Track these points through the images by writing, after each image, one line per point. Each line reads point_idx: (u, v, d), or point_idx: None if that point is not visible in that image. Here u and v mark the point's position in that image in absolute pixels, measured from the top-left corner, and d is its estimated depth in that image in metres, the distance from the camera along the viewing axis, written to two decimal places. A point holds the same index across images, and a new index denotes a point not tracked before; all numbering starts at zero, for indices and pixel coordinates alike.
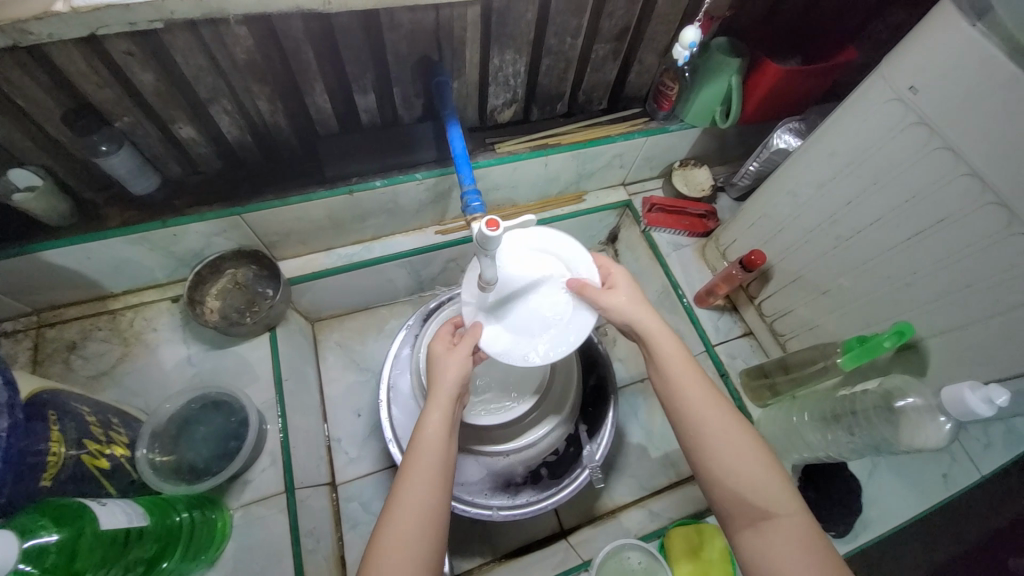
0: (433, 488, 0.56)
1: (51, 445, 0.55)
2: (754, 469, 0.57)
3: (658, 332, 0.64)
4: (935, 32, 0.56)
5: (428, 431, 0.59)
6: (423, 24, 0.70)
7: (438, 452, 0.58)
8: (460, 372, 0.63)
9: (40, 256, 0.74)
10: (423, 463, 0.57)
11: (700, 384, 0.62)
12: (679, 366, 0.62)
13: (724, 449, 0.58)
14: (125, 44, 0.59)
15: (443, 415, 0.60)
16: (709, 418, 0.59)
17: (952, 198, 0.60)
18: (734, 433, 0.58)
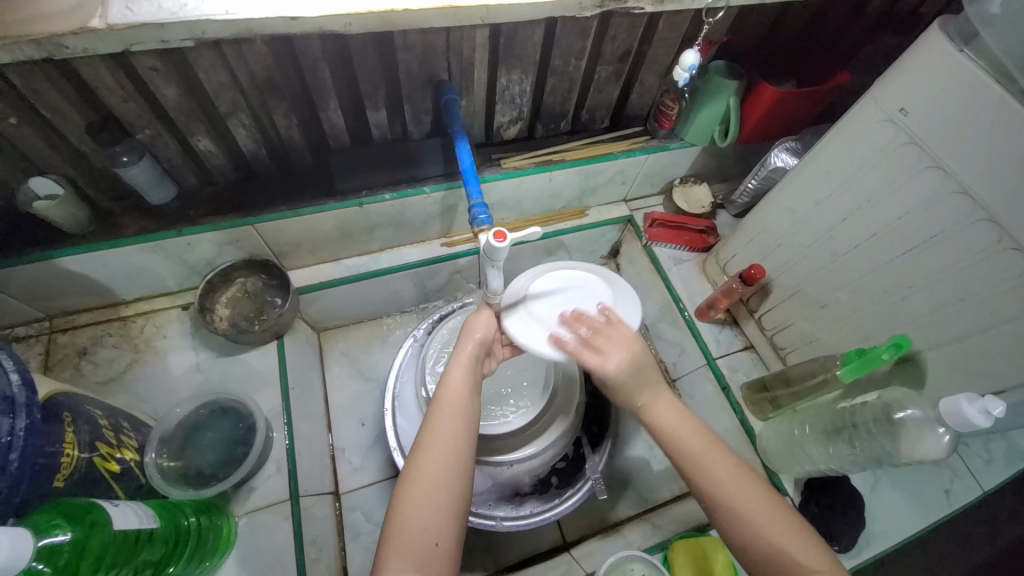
0: (454, 452, 0.56)
1: (65, 446, 0.56)
2: (783, 535, 0.52)
3: (660, 405, 0.61)
4: (923, 57, 0.59)
5: (451, 391, 0.60)
6: (435, 45, 0.73)
7: (459, 414, 0.58)
8: (480, 335, 0.66)
9: (57, 263, 0.76)
10: (444, 423, 0.57)
11: (714, 449, 0.57)
12: (687, 433, 0.58)
13: (749, 516, 0.54)
14: (152, 61, 0.62)
15: (466, 371, 0.63)
16: (728, 486, 0.55)
17: (944, 215, 0.63)
18: (757, 498, 0.54)
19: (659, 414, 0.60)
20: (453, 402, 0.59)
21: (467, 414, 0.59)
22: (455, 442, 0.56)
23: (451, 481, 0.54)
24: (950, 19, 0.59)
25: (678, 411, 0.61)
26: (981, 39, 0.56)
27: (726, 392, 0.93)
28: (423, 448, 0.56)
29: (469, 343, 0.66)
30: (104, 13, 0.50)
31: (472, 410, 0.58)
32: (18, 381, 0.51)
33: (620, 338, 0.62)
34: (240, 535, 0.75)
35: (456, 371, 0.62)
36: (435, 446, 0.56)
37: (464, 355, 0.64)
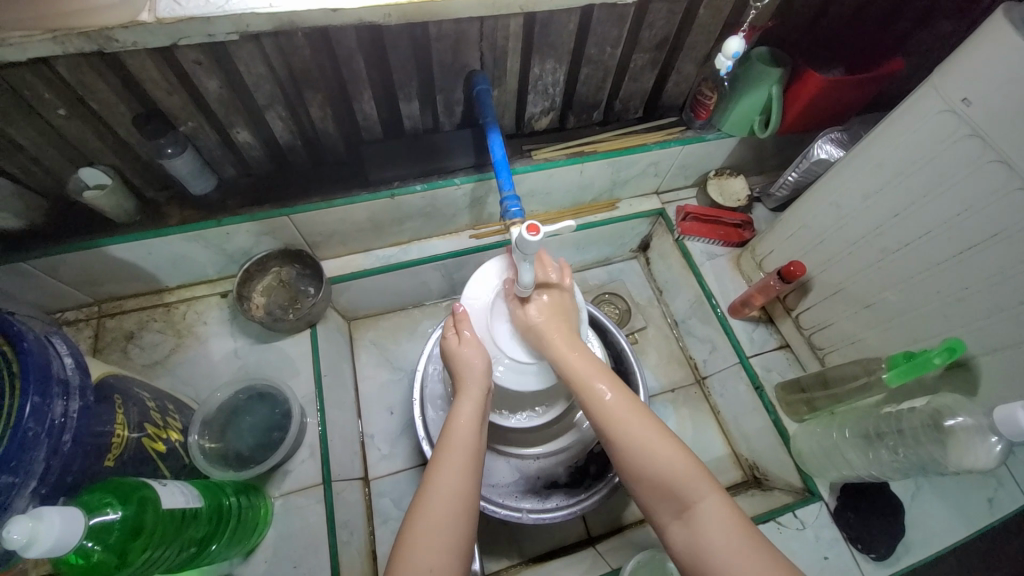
0: (460, 489, 0.59)
1: (116, 427, 0.59)
2: (669, 457, 0.58)
3: (567, 349, 0.67)
4: (993, 41, 0.55)
5: (458, 431, 0.64)
6: (468, 33, 0.72)
7: (466, 453, 0.62)
8: (482, 365, 0.69)
9: (106, 250, 0.79)
10: (451, 462, 0.61)
11: (602, 380, 0.65)
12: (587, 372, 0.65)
13: (642, 444, 0.59)
14: (194, 54, 0.63)
15: (474, 408, 0.66)
16: (622, 417, 0.61)
17: (1008, 212, 0.59)
18: (648, 429, 0.60)
19: (557, 350, 0.67)
20: (460, 441, 0.63)
21: (472, 454, 0.63)
22: (461, 481, 0.60)
23: (453, 514, 0.57)
24: None
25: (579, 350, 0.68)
26: None
27: (760, 391, 0.91)
28: (430, 486, 0.60)
29: (477, 377, 0.68)
30: (152, 7, 0.51)
31: (475, 447, 0.63)
32: (72, 365, 0.54)
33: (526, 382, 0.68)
34: (276, 516, 0.78)
35: (464, 411, 0.66)
36: (444, 484, 0.59)
37: (474, 393, 0.67)
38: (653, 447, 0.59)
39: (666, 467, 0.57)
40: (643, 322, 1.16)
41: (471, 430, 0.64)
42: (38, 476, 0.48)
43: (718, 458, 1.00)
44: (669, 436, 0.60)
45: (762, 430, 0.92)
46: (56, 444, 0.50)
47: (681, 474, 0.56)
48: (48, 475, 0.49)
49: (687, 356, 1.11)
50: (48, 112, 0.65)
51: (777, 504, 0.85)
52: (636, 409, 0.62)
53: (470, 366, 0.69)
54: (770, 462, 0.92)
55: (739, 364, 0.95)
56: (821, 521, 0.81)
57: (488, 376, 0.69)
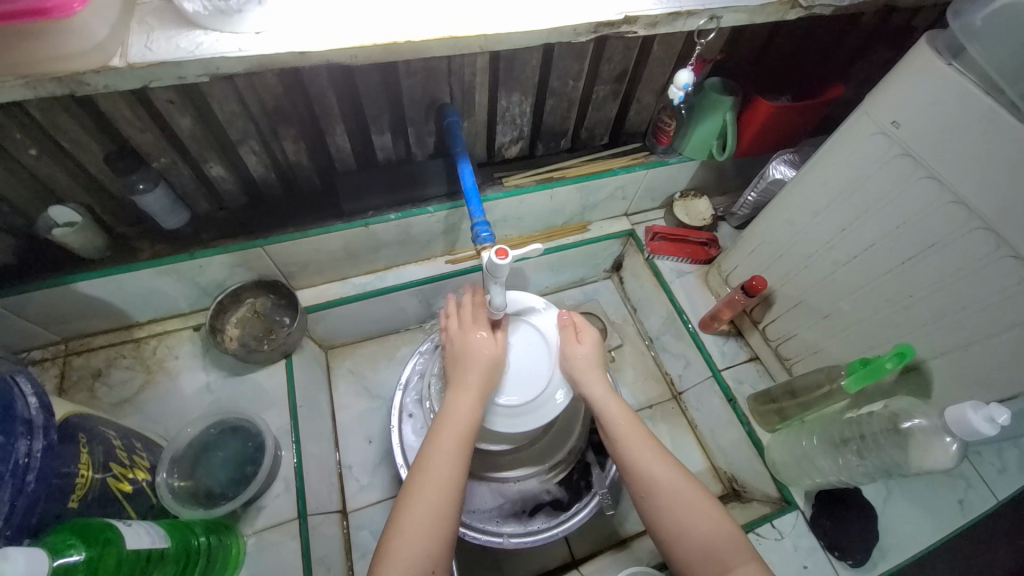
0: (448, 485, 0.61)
1: (80, 467, 0.58)
2: (710, 525, 0.61)
3: (608, 403, 0.70)
4: (914, 71, 0.60)
5: (454, 421, 0.65)
6: (437, 70, 0.76)
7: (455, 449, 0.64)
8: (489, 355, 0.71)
9: (73, 287, 0.78)
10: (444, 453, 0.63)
11: (649, 442, 0.67)
12: (626, 428, 0.68)
13: (681, 508, 0.62)
14: (167, 94, 0.65)
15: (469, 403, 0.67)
16: (661, 477, 0.64)
17: (940, 224, 0.63)
18: (686, 492, 0.63)
19: (601, 402, 0.70)
20: (459, 431, 0.65)
21: (460, 448, 0.64)
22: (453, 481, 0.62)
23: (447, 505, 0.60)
24: (937, 33, 0.61)
25: (621, 407, 0.70)
26: (968, 54, 0.58)
27: (733, 404, 0.93)
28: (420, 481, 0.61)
29: (478, 368, 0.70)
30: (124, 53, 0.53)
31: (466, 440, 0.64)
32: (36, 404, 0.53)
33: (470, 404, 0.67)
34: (249, 555, 0.75)
35: (463, 402, 0.67)
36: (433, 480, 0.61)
37: (471, 386, 0.68)
38: (693, 511, 0.61)
39: (703, 534, 0.60)
40: (619, 339, 1.18)
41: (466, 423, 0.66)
42: (3, 518, 0.47)
43: (698, 472, 1.01)
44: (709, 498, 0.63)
45: (737, 441, 0.94)
46: (20, 484, 0.49)
47: (717, 537, 0.60)
48: (14, 515, 0.48)
49: (663, 372, 1.13)
50: (18, 151, 0.66)
51: (754, 516, 0.86)
52: (670, 468, 0.64)
53: (473, 356, 0.71)
54: (747, 474, 0.93)
55: (712, 378, 0.98)
56: (798, 530, 0.82)
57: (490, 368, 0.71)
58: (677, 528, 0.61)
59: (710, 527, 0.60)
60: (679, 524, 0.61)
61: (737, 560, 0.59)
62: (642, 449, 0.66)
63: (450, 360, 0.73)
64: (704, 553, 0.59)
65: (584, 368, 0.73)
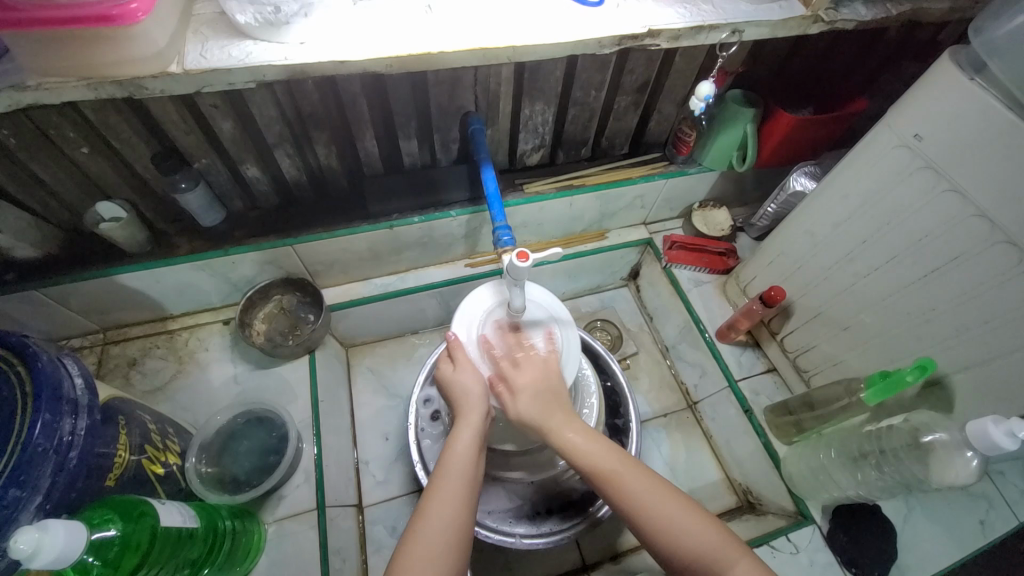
0: (451, 519, 0.60)
1: (118, 449, 0.61)
2: (700, 536, 0.57)
3: (569, 430, 0.65)
4: (935, 85, 0.61)
5: (455, 460, 0.64)
6: (464, 79, 0.79)
7: (460, 488, 0.62)
8: (472, 392, 0.68)
9: (116, 278, 0.83)
10: (445, 491, 0.61)
11: (620, 461, 0.62)
12: (592, 450, 0.63)
13: (664, 520, 0.58)
14: (212, 99, 0.69)
15: (472, 436, 0.65)
16: (636, 494, 0.60)
17: (963, 237, 0.63)
18: (663, 503, 0.59)
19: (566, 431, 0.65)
20: (456, 472, 0.63)
21: (463, 490, 0.62)
22: (454, 515, 0.60)
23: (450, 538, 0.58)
24: (960, 50, 0.61)
25: (580, 429, 0.65)
26: (990, 70, 0.58)
27: (749, 415, 0.93)
28: (424, 513, 0.60)
29: (472, 403, 0.67)
30: (181, 60, 0.57)
31: (472, 479, 0.63)
32: (82, 385, 0.57)
33: (467, 440, 0.65)
34: (269, 542, 0.78)
35: (463, 438, 0.65)
36: (438, 511, 0.60)
37: (472, 420, 0.66)
38: (676, 521, 0.58)
39: (693, 542, 0.56)
40: (635, 347, 1.18)
41: (469, 459, 0.64)
42: (43, 492, 0.50)
43: (712, 483, 1.00)
44: (689, 503, 0.59)
45: (754, 453, 0.93)
46: (63, 460, 0.52)
47: (710, 547, 0.56)
48: (54, 490, 0.51)
49: (678, 381, 1.13)
50: (71, 149, 0.71)
51: (768, 529, 0.85)
52: (641, 476, 0.61)
53: (466, 392, 0.69)
54: (763, 486, 0.92)
55: (728, 388, 0.97)
56: (815, 545, 0.81)
57: (486, 401, 0.68)
58: (665, 540, 0.57)
59: (695, 533, 0.57)
60: (664, 536, 0.57)
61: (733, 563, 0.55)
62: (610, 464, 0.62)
63: (457, 398, 0.69)
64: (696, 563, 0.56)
65: (535, 386, 0.68)
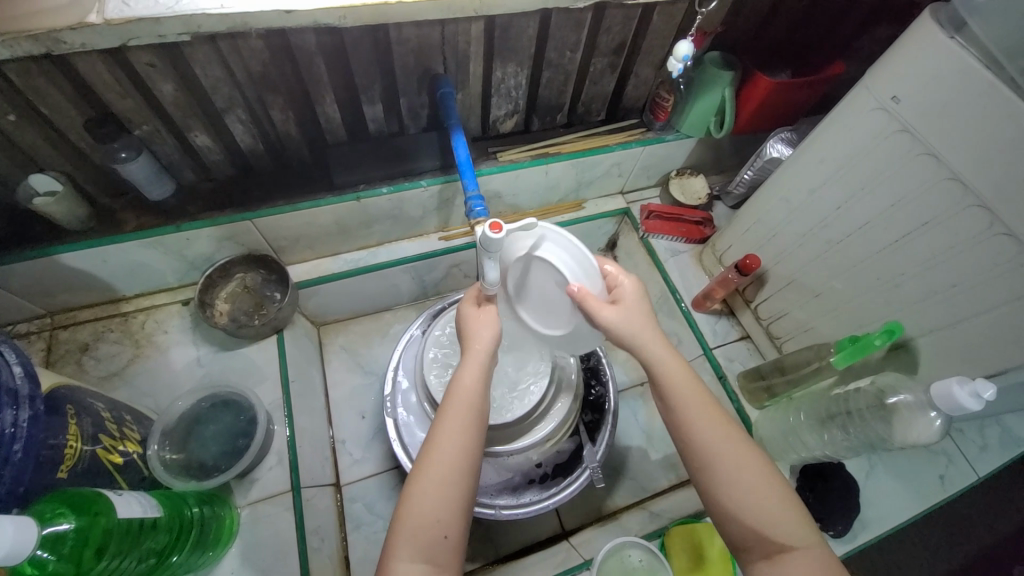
0: (463, 450, 0.56)
1: (68, 438, 0.57)
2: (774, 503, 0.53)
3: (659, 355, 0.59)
4: (915, 43, 0.59)
5: (465, 388, 0.59)
6: (430, 39, 0.74)
7: (469, 418, 0.58)
8: (490, 332, 0.64)
9: (56, 258, 0.76)
10: (457, 417, 0.57)
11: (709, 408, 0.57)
12: (689, 406, 0.57)
13: (749, 493, 0.53)
14: (148, 56, 0.62)
15: (478, 370, 0.61)
16: (719, 445, 0.55)
17: (935, 201, 0.63)
18: (744, 464, 0.54)
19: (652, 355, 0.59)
20: (468, 398, 0.59)
21: (472, 422, 0.58)
22: (464, 443, 0.56)
23: (462, 467, 0.55)
24: (939, 8, 0.60)
25: (694, 387, 0.58)
26: (969, 28, 0.57)
27: (723, 381, 0.94)
28: (436, 437, 0.56)
29: (481, 336, 0.64)
30: (101, 8, 0.50)
31: (482, 409, 0.58)
32: (21, 373, 0.52)
33: (472, 368, 0.61)
34: (243, 526, 0.76)
35: (469, 372, 0.61)
36: (449, 439, 0.56)
37: (478, 354, 0.62)
38: (754, 488, 0.53)
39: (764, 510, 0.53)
40: None
41: (477, 391, 0.60)
42: None
43: None
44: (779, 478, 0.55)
45: None
46: (6, 454, 0.49)
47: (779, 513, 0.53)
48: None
49: None
50: None
51: None
52: (733, 435, 0.56)
53: (476, 333, 0.64)
54: None
55: (703, 356, 0.99)
56: None
57: (495, 342, 0.64)
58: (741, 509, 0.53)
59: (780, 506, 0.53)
60: (745, 506, 0.53)
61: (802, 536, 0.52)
62: (700, 417, 0.57)
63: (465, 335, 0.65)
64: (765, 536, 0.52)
65: (643, 339, 0.60)
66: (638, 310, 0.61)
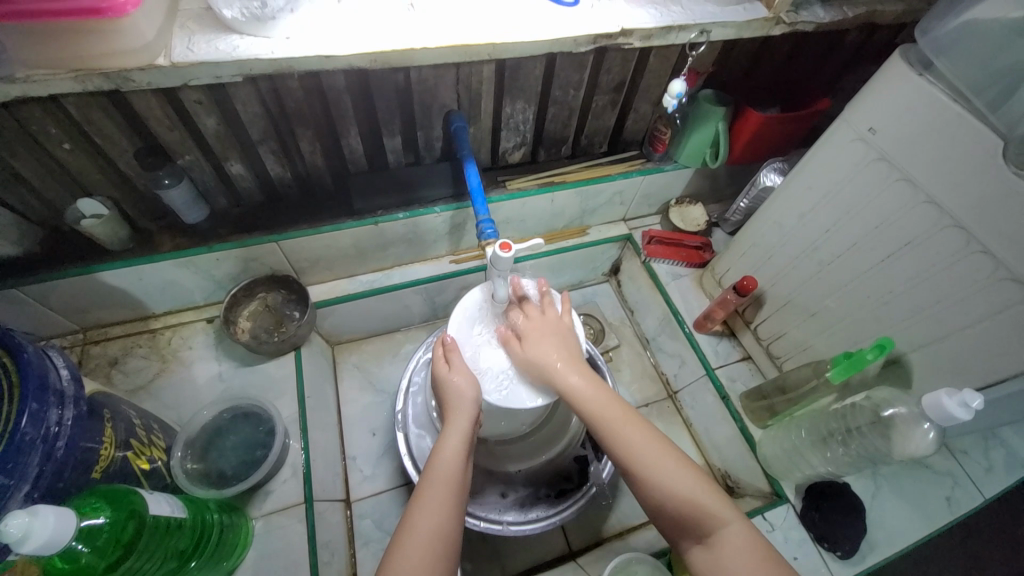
0: (439, 527, 0.59)
1: (104, 443, 0.61)
2: (688, 486, 0.59)
3: (573, 374, 0.68)
4: (887, 81, 0.66)
5: (441, 466, 0.64)
6: (446, 78, 0.81)
7: (446, 493, 0.62)
8: (472, 397, 0.67)
9: (97, 276, 0.82)
10: (432, 498, 0.61)
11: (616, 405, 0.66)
12: (593, 413, 0.65)
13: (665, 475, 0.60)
14: (197, 95, 0.70)
15: (459, 442, 0.66)
16: (636, 442, 0.63)
17: (915, 223, 0.68)
18: (655, 452, 0.62)
19: (569, 379, 0.67)
20: (445, 475, 0.63)
21: (449, 497, 0.62)
22: (441, 520, 0.60)
23: (439, 546, 0.58)
24: (908, 49, 0.66)
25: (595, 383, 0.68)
26: (937, 67, 0.63)
27: (726, 401, 0.96)
28: (415, 516, 0.60)
29: (463, 406, 0.67)
30: (168, 53, 0.58)
31: (459, 484, 0.63)
32: (68, 376, 0.57)
33: (452, 445, 0.65)
34: (257, 536, 0.78)
35: (449, 445, 0.65)
36: (425, 522, 0.60)
37: (460, 424, 0.66)
38: (665, 470, 0.60)
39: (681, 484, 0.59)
40: (617, 340, 1.21)
41: (456, 464, 0.64)
42: (31, 481, 0.50)
43: None
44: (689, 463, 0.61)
45: (731, 438, 0.96)
46: (50, 450, 0.53)
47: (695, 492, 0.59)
48: (41, 480, 0.52)
49: (659, 372, 1.16)
50: (52, 145, 0.70)
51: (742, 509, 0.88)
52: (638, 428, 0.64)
53: (459, 395, 0.68)
54: (740, 470, 0.96)
55: (706, 376, 1.01)
56: (790, 522, 0.85)
57: (476, 409, 0.68)
58: (659, 487, 0.60)
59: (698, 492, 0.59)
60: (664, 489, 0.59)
61: (726, 521, 0.57)
62: (616, 420, 0.64)
63: (448, 403, 0.69)
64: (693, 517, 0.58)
65: (544, 345, 0.70)
66: (548, 329, 0.72)
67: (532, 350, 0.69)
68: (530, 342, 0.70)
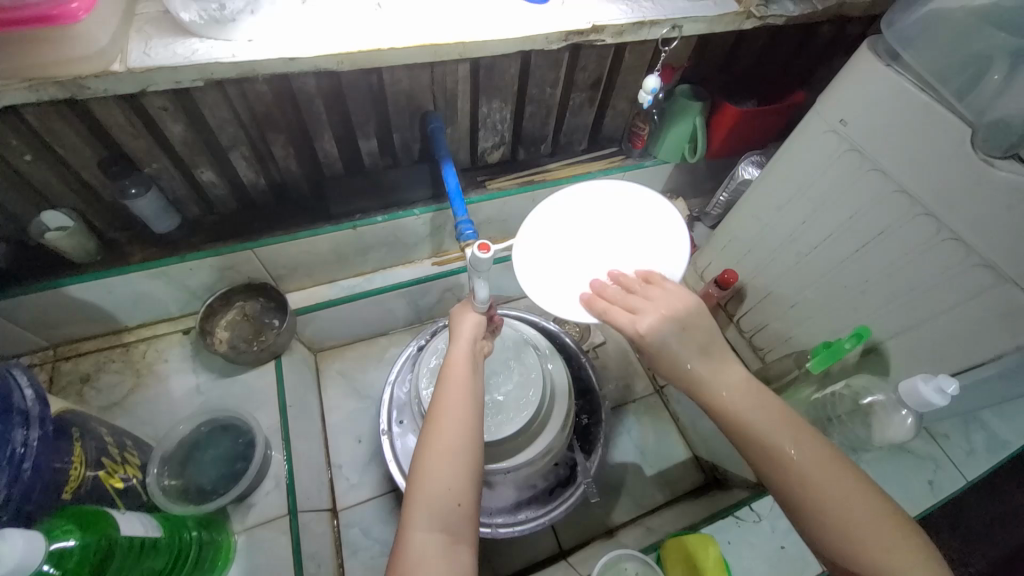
0: (460, 424, 0.58)
1: (74, 461, 0.59)
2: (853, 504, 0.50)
3: (708, 370, 0.57)
4: (856, 73, 0.66)
5: (454, 370, 0.63)
6: (420, 80, 0.80)
7: (460, 392, 0.60)
8: (476, 320, 0.71)
9: (65, 290, 0.79)
10: (449, 397, 0.60)
11: (766, 409, 0.55)
12: (747, 409, 0.55)
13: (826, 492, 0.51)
14: (161, 101, 0.68)
15: (465, 351, 0.66)
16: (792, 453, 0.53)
17: (887, 213, 0.69)
18: (814, 459, 0.52)
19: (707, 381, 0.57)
20: (456, 377, 0.62)
21: (464, 394, 0.60)
22: (460, 419, 0.58)
23: (461, 440, 0.57)
24: (875, 40, 0.67)
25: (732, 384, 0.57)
26: (903, 58, 0.64)
27: None
28: (433, 420, 0.59)
29: (465, 330, 0.69)
30: (123, 58, 0.56)
31: (472, 383, 0.62)
32: (32, 396, 0.55)
33: (460, 353, 0.66)
34: (240, 551, 0.76)
35: (456, 355, 0.66)
36: (444, 423, 0.58)
37: (463, 339, 0.68)
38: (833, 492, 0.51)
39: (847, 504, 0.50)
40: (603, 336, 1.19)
41: (466, 367, 0.64)
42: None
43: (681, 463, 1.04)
44: (810, 429, 0.54)
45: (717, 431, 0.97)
46: (16, 472, 0.51)
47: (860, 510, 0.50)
48: (9, 503, 0.50)
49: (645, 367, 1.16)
50: (12, 157, 0.68)
51: (730, 500, 0.89)
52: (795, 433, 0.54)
53: (461, 324, 0.71)
54: (727, 462, 0.96)
55: None
56: None
57: (478, 329, 0.70)
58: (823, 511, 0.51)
59: (814, 464, 0.52)
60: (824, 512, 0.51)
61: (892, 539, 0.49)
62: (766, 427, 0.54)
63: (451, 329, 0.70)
64: (792, 487, 0.52)
65: (661, 324, 0.56)
66: (679, 315, 0.57)
67: (648, 330, 0.56)
68: (644, 313, 0.57)
